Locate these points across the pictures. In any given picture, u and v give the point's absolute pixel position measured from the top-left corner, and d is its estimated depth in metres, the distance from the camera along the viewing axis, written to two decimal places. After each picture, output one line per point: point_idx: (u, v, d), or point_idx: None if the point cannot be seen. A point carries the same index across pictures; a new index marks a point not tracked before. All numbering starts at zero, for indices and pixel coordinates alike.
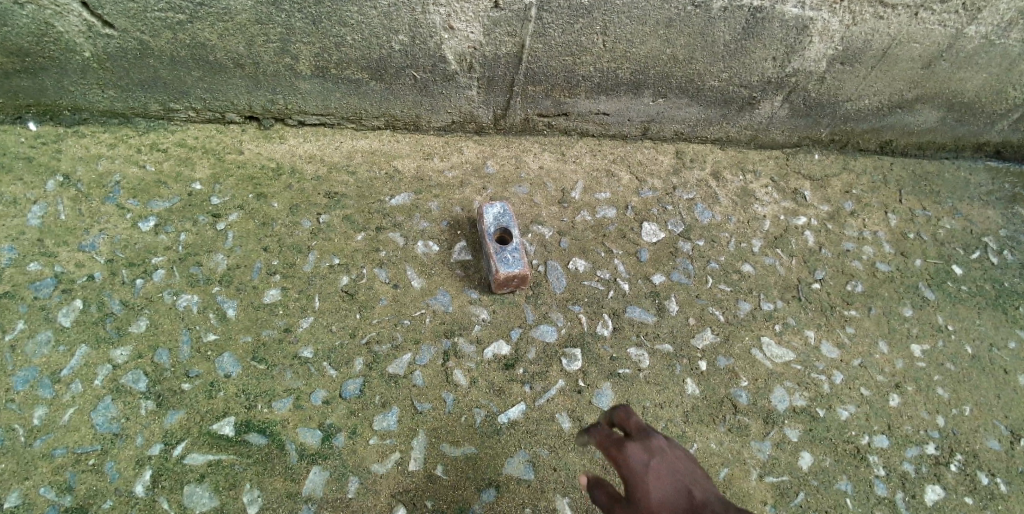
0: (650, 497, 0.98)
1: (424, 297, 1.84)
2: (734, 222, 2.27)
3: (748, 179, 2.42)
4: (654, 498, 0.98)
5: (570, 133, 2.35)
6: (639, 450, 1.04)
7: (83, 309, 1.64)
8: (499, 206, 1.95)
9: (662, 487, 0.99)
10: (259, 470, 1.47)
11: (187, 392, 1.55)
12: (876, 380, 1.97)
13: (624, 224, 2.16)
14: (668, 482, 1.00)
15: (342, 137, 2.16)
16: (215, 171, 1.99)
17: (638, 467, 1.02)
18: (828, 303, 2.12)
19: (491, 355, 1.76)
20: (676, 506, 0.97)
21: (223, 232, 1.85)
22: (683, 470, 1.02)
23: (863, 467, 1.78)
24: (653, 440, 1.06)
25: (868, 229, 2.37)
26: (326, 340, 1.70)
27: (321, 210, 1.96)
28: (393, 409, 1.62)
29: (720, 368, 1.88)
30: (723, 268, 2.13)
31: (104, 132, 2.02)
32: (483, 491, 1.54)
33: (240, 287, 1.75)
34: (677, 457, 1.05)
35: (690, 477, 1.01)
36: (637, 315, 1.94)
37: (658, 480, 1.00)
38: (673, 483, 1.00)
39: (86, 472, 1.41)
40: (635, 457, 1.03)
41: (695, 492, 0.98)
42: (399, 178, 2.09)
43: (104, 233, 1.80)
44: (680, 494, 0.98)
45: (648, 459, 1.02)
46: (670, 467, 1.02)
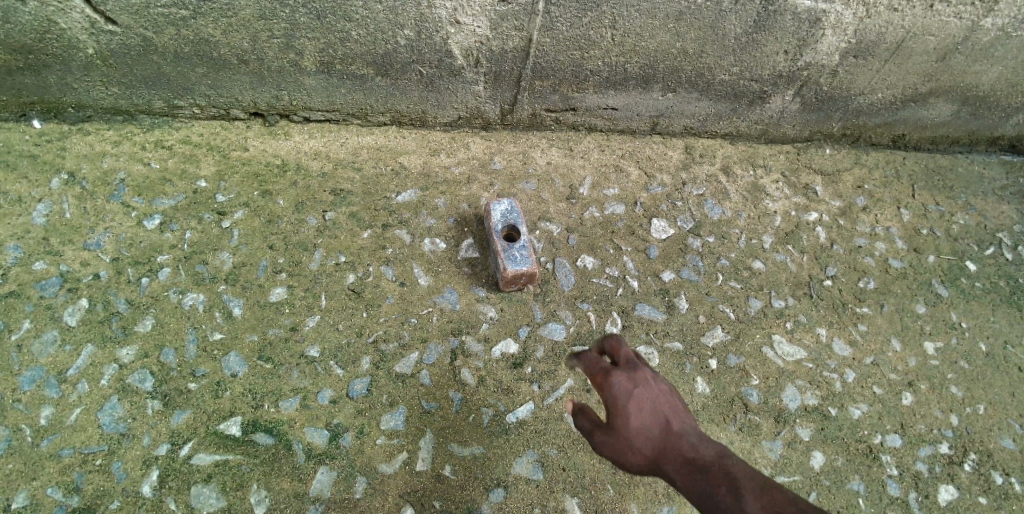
0: (632, 421, 1.07)
1: (431, 295, 1.82)
2: (745, 218, 2.24)
3: (758, 174, 2.39)
4: (635, 423, 1.07)
5: (578, 129, 2.32)
6: (626, 380, 1.12)
7: (89, 308, 1.63)
8: (506, 203, 1.93)
9: (644, 415, 1.08)
10: (266, 470, 1.46)
11: (194, 392, 1.54)
12: (889, 378, 1.94)
13: (633, 220, 2.14)
14: (649, 411, 1.08)
15: (348, 133, 2.14)
16: (220, 168, 1.98)
17: (624, 395, 1.10)
18: (840, 300, 2.09)
19: (499, 353, 1.74)
20: (654, 432, 1.06)
21: (228, 230, 1.84)
22: (664, 402, 1.10)
23: (875, 467, 1.76)
24: (639, 372, 1.14)
25: (881, 225, 2.33)
26: (332, 338, 1.68)
27: (327, 207, 1.94)
28: (401, 409, 1.61)
29: (731, 367, 1.86)
30: (733, 265, 2.10)
31: (109, 130, 2.00)
32: (492, 492, 1.52)
33: (246, 285, 1.74)
34: (658, 390, 1.13)
35: (669, 409, 1.10)
36: (646, 313, 1.92)
37: (641, 408, 1.08)
38: (652, 411, 1.09)
39: (92, 472, 1.40)
40: (622, 386, 1.11)
41: (673, 423, 1.07)
42: (405, 174, 2.07)
43: (110, 231, 1.79)
44: (658, 421, 1.07)
45: (633, 389, 1.11)
46: (653, 398, 1.10)
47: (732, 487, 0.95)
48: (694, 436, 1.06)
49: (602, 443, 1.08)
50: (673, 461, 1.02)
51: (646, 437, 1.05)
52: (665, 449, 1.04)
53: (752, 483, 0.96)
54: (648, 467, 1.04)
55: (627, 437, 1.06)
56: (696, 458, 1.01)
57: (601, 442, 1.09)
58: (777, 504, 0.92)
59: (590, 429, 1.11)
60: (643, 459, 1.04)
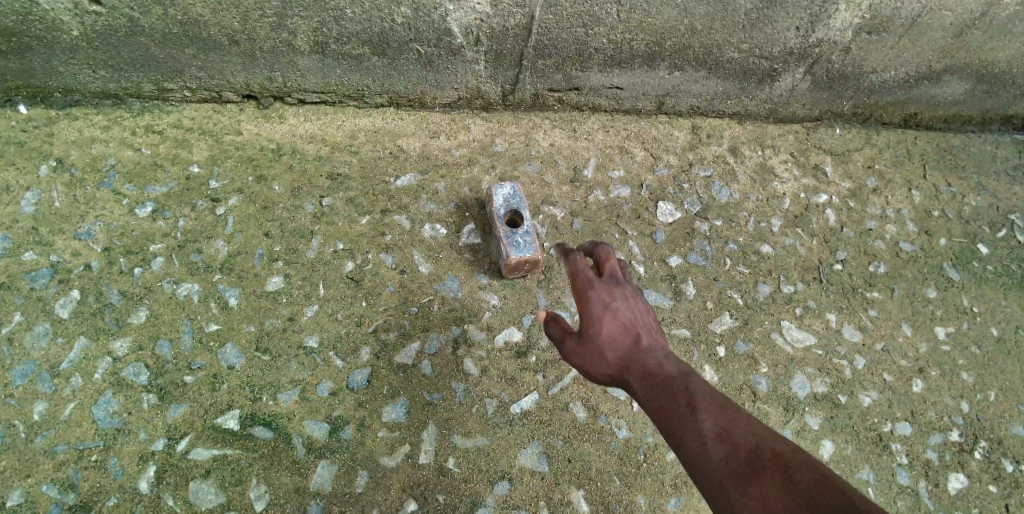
0: (601, 331, 1.17)
1: (432, 283, 1.77)
2: (753, 201, 2.18)
3: (767, 154, 2.32)
4: (604, 334, 1.17)
5: (581, 109, 2.25)
6: (604, 293, 1.22)
7: (81, 300, 1.59)
8: (509, 187, 1.87)
9: (614, 328, 1.18)
10: (266, 465, 1.43)
11: (190, 385, 1.50)
12: (900, 365, 1.91)
13: (639, 204, 2.08)
14: (621, 324, 1.18)
15: (344, 115, 2.06)
16: (213, 153, 1.91)
17: (598, 306, 1.20)
18: (850, 285, 2.05)
19: (502, 342, 1.70)
20: (621, 344, 1.16)
21: (222, 217, 1.78)
22: (636, 320, 1.19)
23: (885, 455, 1.75)
24: (617, 288, 1.24)
25: (892, 207, 2.27)
26: (331, 328, 1.64)
27: (324, 193, 1.88)
28: (402, 400, 1.57)
29: (739, 354, 1.82)
30: (741, 249, 2.05)
31: (97, 114, 1.93)
32: (496, 484, 1.50)
33: (242, 275, 1.69)
34: (635, 308, 1.22)
35: (641, 326, 1.19)
36: (652, 300, 1.88)
37: (613, 321, 1.18)
38: (625, 324, 1.18)
39: (88, 469, 1.37)
40: (597, 299, 1.21)
41: (642, 338, 1.17)
42: (404, 157, 2.01)
43: (100, 220, 1.73)
44: (627, 335, 1.17)
45: (609, 303, 1.21)
46: (627, 313, 1.20)
47: (685, 398, 1.04)
48: (659, 353, 1.15)
49: (571, 348, 1.20)
50: (633, 371, 1.12)
51: (612, 346, 1.16)
52: (629, 360, 1.14)
53: (706, 398, 1.04)
54: (610, 373, 1.15)
55: (595, 345, 1.17)
56: (656, 370, 1.11)
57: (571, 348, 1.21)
58: (726, 420, 1.00)
59: (564, 336, 1.23)
60: (606, 366, 1.15)
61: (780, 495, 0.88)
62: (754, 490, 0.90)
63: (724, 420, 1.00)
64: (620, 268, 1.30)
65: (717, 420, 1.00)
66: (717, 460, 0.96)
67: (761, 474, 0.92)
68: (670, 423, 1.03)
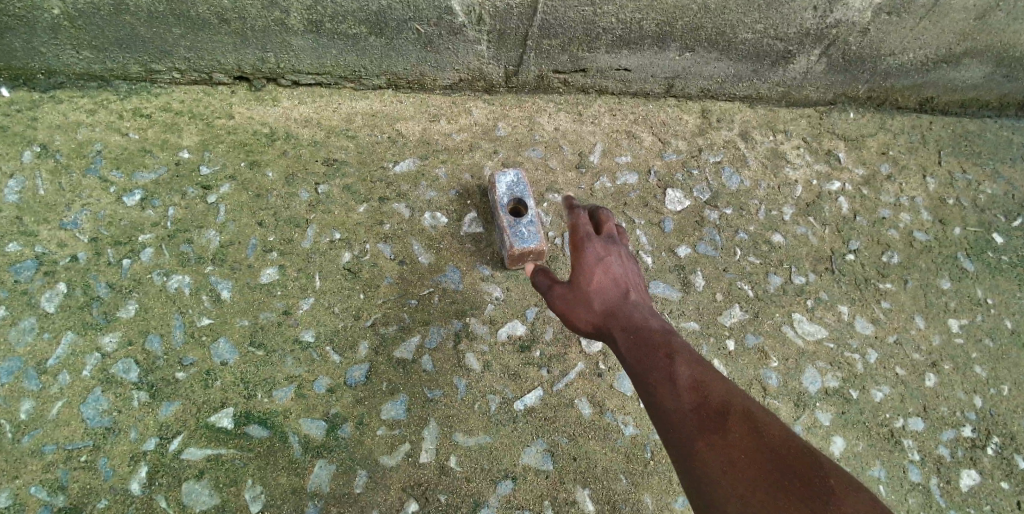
0: (592, 281, 1.28)
1: (433, 274, 1.71)
2: (764, 188, 2.11)
3: (779, 139, 2.23)
4: (593, 284, 1.28)
5: (587, 92, 2.15)
6: (599, 249, 1.32)
7: (68, 294, 1.53)
8: (512, 174, 1.81)
9: (604, 281, 1.29)
10: (261, 465, 1.39)
11: (182, 381, 1.45)
12: (913, 358, 1.86)
13: (647, 191, 2.00)
14: (610, 279, 1.29)
15: (340, 98, 1.97)
16: (204, 137, 1.82)
17: (591, 259, 1.31)
18: (863, 276, 1.98)
19: (505, 336, 1.65)
20: (608, 296, 1.27)
21: (214, 206, 1.71)
22: (625, 277, 1.31)
23: (897, 452, 1.70)
24: (611, 246, 1.35)
25: (906, 194, 2.20)
26: (328, 322, 1.58)
27: (320, 179, 1.80)
28: (402, 397, 1.52)
29: (749, 348, 1.77)
30: (752, 239, 1.98)
31: (82, 97, 1.83)
32: (499, 484, 1.46)
33: (234, 266, 1.62)
34: (625, 267, 1.33)
35: (629, 284, 1.30)
36: (660, 291, 1.82)
37: (603, 274, 1.29)
38: (614, 279, 1.30)
39: (77, 470, 1.33)
40: (591, 252, 1.32)
41: (629, 294, 1.28)
42: (403, 142, 1.91)
43: (87, 209, 1.66)
44: (614, 289, 1.28)
45: (603, 258, 1.32)
46: (618, 270, 1.31)
47: (663, 350, 1.13)
48: (642, 309, 1.25)
49: (560, 293, 1.33)
50: (617, 321, 1.23)
51: (599, 296, 1.27)
52: (613, 310, 1.25)
53: (685, 353, 1.12)
54: (592, 320, 1.27)
55: (584, 293, 1.29)
56: (639, 323, 1.21)
57: (559, 293, 1.33)
58: (701, 373, 1.08)
59: (553, 283, 1.37)
60: (591, 313, 1.27)
61: (745, 446, 0.97)
62: (720, 443, 0.98)
63: (699, 373, 1.08)
64: (617, 229, 1.39)
65: (693, 373, 1.08)
66: (689, 410, 1.03)
67: (728, 425, 1.00)
68: (646, 371, 1.11)
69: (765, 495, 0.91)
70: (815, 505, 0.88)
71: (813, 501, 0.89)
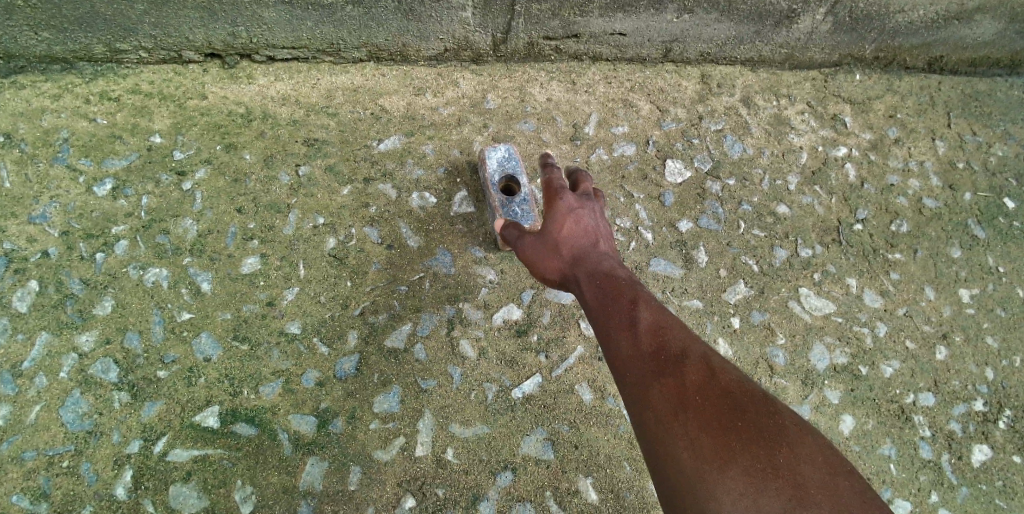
0: (562, 230, 1.33)
1: (423, 258, 1.63)
2: (768, 156, 2.01)
3: (782, 104, 2.12)
4: (563, 232, 1.33)
5: (581, 59, 2.03)
6: (573, 201, 1.38)
7: (40, 292, 1.44)
8: (503, 149, 1.72)
9: (574, 231, 1.34)
10: (251, 464, 1.34)
11: (164, 380, 1.39)
12: (923, 331, 1.81)
13: (645, 162, 1.90)
14: (582, 229, 1.34)
15: (319, 73, 1.84)
16: (176, 120, 1.70)
17: (563, 210, 1.36)
18: (870, 246, 1.91)
19: (501, 321, 1.58)
20: (579, 245, 1.32)
21: (190, 193, 1.61)
22: (597, 229, 1.36)
23: (907, 429, 1.69)
24: (584, 201, 1.40)
25: (915, 159, 2.10)
26: (314, 313, 1.51)
27: (300, 160, 1.69)
28: (395, 389, 1.47)
29: (755, 325, 1.72)
30: (756, 210, 1.90)
31: (45, 82, 1.69)
32: (499, 475, 1.41)
33: (214, 256, 1.54)
34: (596, 220, 1.38)
35: (600, 236, 1.35)
36: (662, 269, 1.75)
37: (575, 224, 1.34)
38: (585, 229, 1.35)
39: (60, 476, 1.28)
40: (563, 204, 1.37)
41: (599, 245, 1.33)
42: (387, 118, 1.80)
43: (56, 201, 1.55)
44: (585, 239, 1.33)
45: (576, 209, 1.37)
46: (590, 222, 1.36)
47: (627, 296, 1.18)
48: (610, 259, 1.31)
49: (530, 242, 1.37)
50: (582, 268, 1.29)
51: (568, 244, 1.32)
52: (581, 257, 1.30)
53: (648, 302, 1.17)
54: (560, 267, 1.32)
55: (553, 241, 1.33)
56: (604, 269, 1.27)
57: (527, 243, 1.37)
58: (661, 318, 1.13)
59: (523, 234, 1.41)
60: (559, 260, 1.32)
61: (701, 389, 1.01)
62: (674, 384, 1.02)
63: (659, 319, 1.13)
64: (593, 189, 1.46)
65: (654, 319, 1.13)
66: (647, 353, 1.07)
67: (686, 369, 1.04)
68: (609, 314, 1.16)
69: (720, 437, 0.94)
70: (768, 447, 0.93)
71: (766, 443, 0.94)
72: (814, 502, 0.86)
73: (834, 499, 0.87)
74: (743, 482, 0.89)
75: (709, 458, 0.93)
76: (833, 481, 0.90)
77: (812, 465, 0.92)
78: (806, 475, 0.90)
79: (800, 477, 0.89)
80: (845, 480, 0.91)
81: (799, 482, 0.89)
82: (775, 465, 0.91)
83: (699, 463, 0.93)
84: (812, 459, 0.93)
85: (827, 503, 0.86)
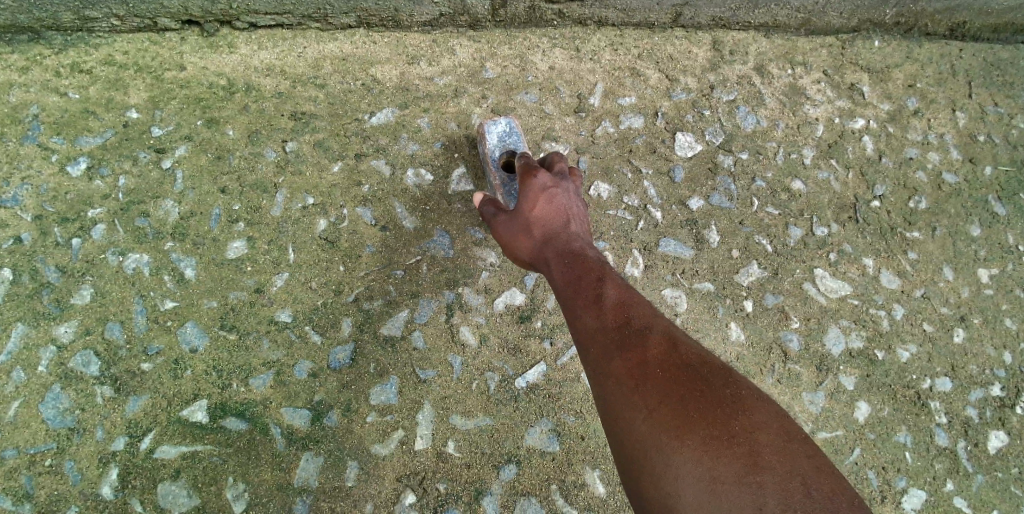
0: (535, 208, 1.31)
1: (420, 240, 1.54)
2: (783, 128, 1.90)
3: (798, 73, 1.99)
4: (536, 213, 1.31)
5: (586, 24, 1.88)
6: (548, 180, 1.36)
7: (14, 281, 1.35)
8: (503, 123, 1.61)
9: (547, 211, 1.31)
10: (243, 460, 1.30)
11: (149, 373, 1.32)
12: (940, 313, 1.75)
13: (654, 136, 1.79)
14: (555, 207, 1.32)
15: (305, 41, 1.69)
16: (154, 93, 1.57)
17: (538, 189, 1.34)
18: (888, 225, 1.82)
19: (503, 306, 1.50)
20: (551, 223, 1.30)
21: (170, 172, 1.50)
22: (571, 208, 1.34)
23: (923, 415, 1.63)
24: (560, 181, 1.38)
25: (935, 131, 2.00)
26: (306, 300, 1.43)
27: (287, 135, 1.58)
28: (392, 379, 1.40)
29: (768, 309, 1.65)
30: (770, 187, 1.80)
31: (12, 53, 1.54)
32: (502, 469, 1.37)
33: (198, 241, 1.45)
34: (572, 202, 1.36)
35: (574, 214, 1.33)
36: (672, 249, 1.67)
37: (549, 203, 1.32)
38: (559, 207, 1.32)
39: (43, 475, 1.23)
40: (537, 184, 1.35)
41: (571, 223, 1.31)
42: (379, 89, 1.68)
43: (28, 182, 1.44)
44: (558, 217, 1.31)
45: (551, 188, 1.35)
46: (565, 201, 1.34)
47: (595, 274, 1.16)
48: (581, 239, 1.28)
49: (505, 223, 1.36)
50: (553, 248, 1.26)
51: (540, 224, 1.30)
52: (552, 236, 1.28)
53: (615, 280, 1.15)
54: (532, 248, 1.31)
55: (526, 220, 1.32)
56: (575, 250, 1.24)
57: (504, 224, 1.37)
58: (626, 295, 1.11)
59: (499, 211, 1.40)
60: (531, 240, 1.30)
61: (662, 362, 0.98)
62: (635, 358, 0.99)
63: (625, 295, 1.11)
64: (570, 170, 1.44)
65: (619, 295, 1.11)
66: (610, 327, 1.05)
67: (648, 342, 1.01)
68: (577, 292, 1.15)
69: (677, 407, 0.90)
70: (724, 415, 0.89)
71: (723, 411, 0.89)
72: (770, 467, 0.81)
73: (789, 465, 0.83)
74: (698, 450, 0.85)
75: (667, 428, 0.88)
76: (786, 447, 0.86)
77: (769, 432, 0.87)
78: (762, 442, 0.85)
79: (755, 442, 0.85)
80: (802, 447, 0.87)
81: (755, 450, 0.84)
82: (731, 432, 0.86)
83: (657, 435, 0.89)
84: (770, 426, 0.88)
85: (781, 468, 0.82)
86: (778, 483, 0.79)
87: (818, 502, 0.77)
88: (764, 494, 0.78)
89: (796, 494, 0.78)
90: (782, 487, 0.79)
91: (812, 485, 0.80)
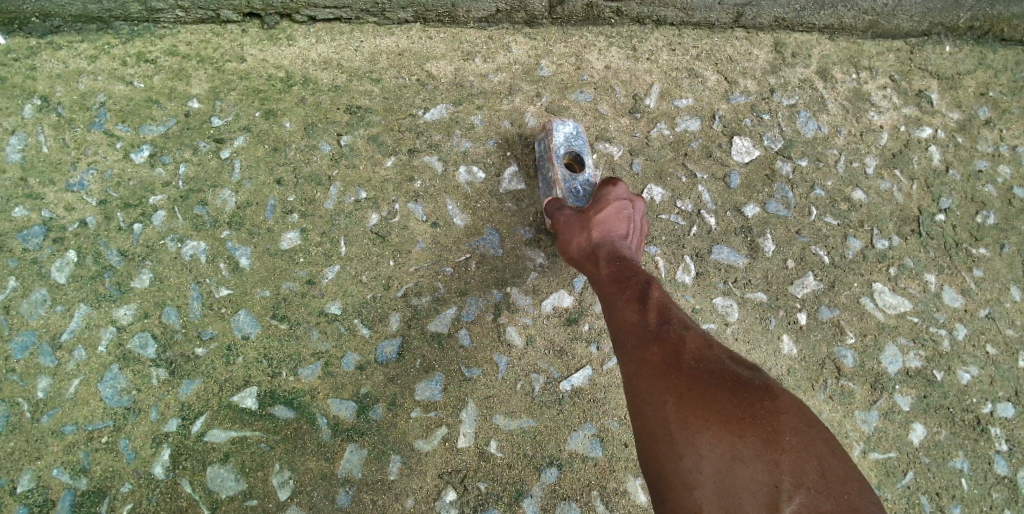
0: (602, 212, 1.31)
1: (469, 238, 1.53)
2: (845, 135, 1.83)
3: (863, 77, 1.91)
4: (601, 217, 1.31)
5: (643, 23, 1.85)
6: (624, 192, 1.36)
7: (79, 262, 1.40)
8: (571, 125, 1.60)
9: (612, 219, 1.31)
10: (290, 448, 1.31)
11: (203, 358, 1.35)
12: (1006, 335, 1.66)
13: (710, 139, 1.75)
14: (623, 217, 1.32)
15: (363, 35, 1.71)
16: (215, 84, 1.60)
17: (612, 197, 1.33)
18: (953, 240, 1.74)
19: (550, 307, 1.49)
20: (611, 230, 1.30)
21: (228, 162, 1.53)
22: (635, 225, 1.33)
23: (983, 442, 1.55)
24: (635, 198, 1.37)
25: (1007, 143, 1.89)
26: (355, 293, 1.44)
27: (342, 129, 1.59)
28: (437, 376, 1.40)
29: (823, 322, 1.60)
30: (829, 196, 1.74)
31: (83, 42, 1.59)
32: (543, 472, 1.36)
33: (253, 230, 1.47)
34: (638, 219, 1.36)
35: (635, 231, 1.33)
36: (725, 257, 1.62)
37: (618, 212, 1.32)
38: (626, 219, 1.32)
39: (99, 451, 1.27)
40: (613, 192, 1.34)
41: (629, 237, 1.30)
42: (433, 85, 1.68)
43: (94, 167, 1.48)
44: (620, 228, 1.30)
45: (624, 199, 1.34)
46: (632, 216, 1.33)
47: (642, 277, 1.17)
48: (633, 254, 1.28)
49: (567, 220, 1.37)
50: (608, 251, 1.26)
51: (601, 229, 1.30)
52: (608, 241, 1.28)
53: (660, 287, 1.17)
54: (587, 249, 1.30)
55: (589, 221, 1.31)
56: (626, 258, 1.25)
57: (565, 220, 1.38)
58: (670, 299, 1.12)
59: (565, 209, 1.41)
60: (586, 240, 1.30)
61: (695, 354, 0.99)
62: (672, 348, 0.99)
63: (669, 298, 1.12)
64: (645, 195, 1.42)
65: (663, 296, 1.12)
66: (649, 320, 1.06)
67: (685, 335, 1.02)
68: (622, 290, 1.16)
69: (705, 392, 0.91)
70: (748, 399, 0.90)
71: (748, 395, 0.91)
72: (788, 447, 0.84)
73: (804, 448, 0.85)
74: (721, 429, 0.86)
75: (692, 410, 0.89)
76: (804, 431, 0.87)
77: (791, 416, 0.89)
78: (784, 424, 0.87)
79: (776, 424, 0.87)
80: (820, 432, 0.89)
81: (775, 433, 0.86)
82: (754, 415, 0.88)
83: (682, 417, 0.89)
84: (791, 410, 0.90)
85: (798, 449, 0.84)
86: (793, 461, 0.83)
87: (828, 483, 0.81)
88: (780, 472, 0.81)
89: (809, 475, 0.82)
90: (796, 467, 0.82)
91: (825, 469, 0.83)
